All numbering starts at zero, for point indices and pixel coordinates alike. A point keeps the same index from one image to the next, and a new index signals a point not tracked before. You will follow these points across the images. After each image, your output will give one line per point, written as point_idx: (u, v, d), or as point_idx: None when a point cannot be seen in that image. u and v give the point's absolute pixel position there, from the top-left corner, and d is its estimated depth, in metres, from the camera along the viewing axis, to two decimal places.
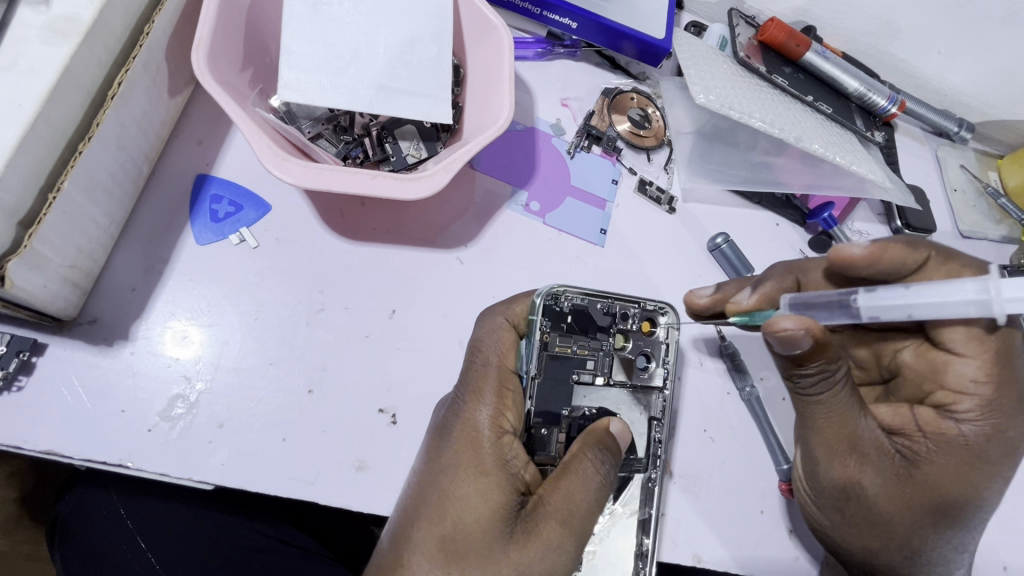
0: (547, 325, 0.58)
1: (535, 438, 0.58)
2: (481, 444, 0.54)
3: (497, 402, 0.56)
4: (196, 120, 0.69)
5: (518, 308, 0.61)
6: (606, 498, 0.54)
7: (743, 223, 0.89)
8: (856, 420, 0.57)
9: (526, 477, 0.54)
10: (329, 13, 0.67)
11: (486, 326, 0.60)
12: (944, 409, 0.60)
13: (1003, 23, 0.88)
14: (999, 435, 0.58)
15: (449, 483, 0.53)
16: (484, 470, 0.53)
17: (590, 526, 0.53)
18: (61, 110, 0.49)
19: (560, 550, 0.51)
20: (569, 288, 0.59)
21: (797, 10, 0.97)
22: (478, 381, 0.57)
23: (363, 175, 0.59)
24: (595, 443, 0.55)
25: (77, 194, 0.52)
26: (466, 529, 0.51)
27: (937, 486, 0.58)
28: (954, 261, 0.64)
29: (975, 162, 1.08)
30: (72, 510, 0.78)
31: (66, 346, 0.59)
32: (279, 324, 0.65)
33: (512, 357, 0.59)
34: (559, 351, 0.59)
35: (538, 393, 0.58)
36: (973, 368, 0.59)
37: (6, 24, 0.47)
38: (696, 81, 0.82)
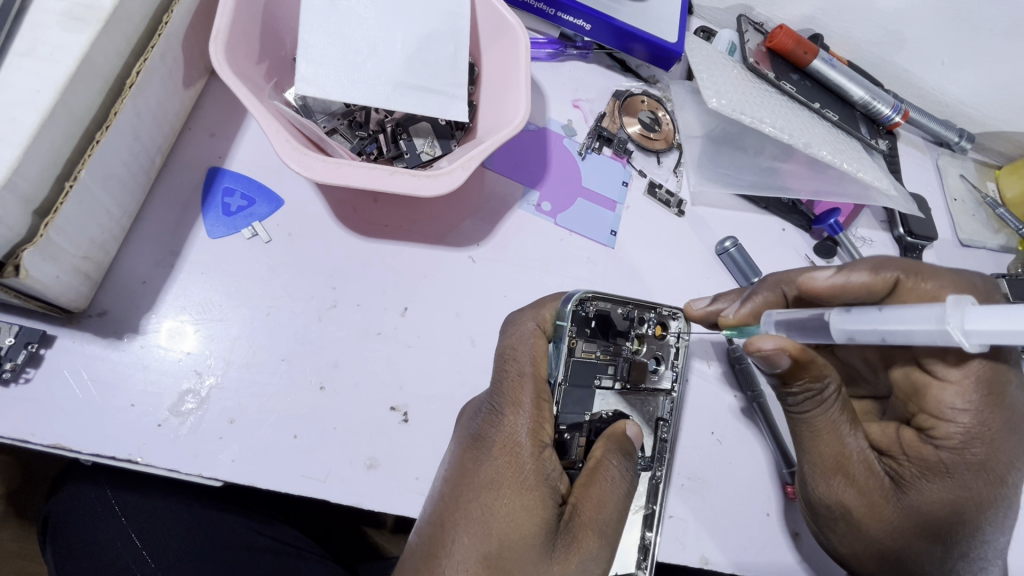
0: (572, 330, 0.58)
1: (557, 442, 0.58)
2: (522, 458, 0.53)
3: (536, 414, 0.54)
4: (209, 112, 0.68)
5: (546, 314, 0.61)
6: (631, 501, 0.55)
7: (750, 227, 0.90)
8: (847, 438, 0.58)
9: (563, 488, 0.54)
10: (346, 8, 0.67)
11: (517, 332, 0.60)
12: (925, 434, 0.59)
13: (1006, 35, 0.90)
14: (981, 462, 0.58)
15: (491, 500, 0.52)
16: (528, 486, 0.52)
17: (620, 531, 0.54)
18: (79, 99, 0.48)
19: (597, 559, 0.52)
20: (595, 294, 0.59)
21: (804, 18, 0.98)
22: (514, 392, 0.56)
23: (382, 172, 0.59)
24: (619, 449, 0.55)
25: (93, 183, 0.51)
26: (513, 548, 0.50)
27: (923, 508, 0.58)
28: (938, 280, 0.60)
29: (974, 172, 1.10)
30: (63, 507, 0.76)
31: (76, 338, 0.58)
32: (290, 320, 0.64)
33: (544, 364, 0.58)
34: (583, 356, 0.58)
35: (563, 399, 0.57)
36: (953, 394, 0.58)
37: (25, 9, 0.47)
38: (708, 85, 0.83)
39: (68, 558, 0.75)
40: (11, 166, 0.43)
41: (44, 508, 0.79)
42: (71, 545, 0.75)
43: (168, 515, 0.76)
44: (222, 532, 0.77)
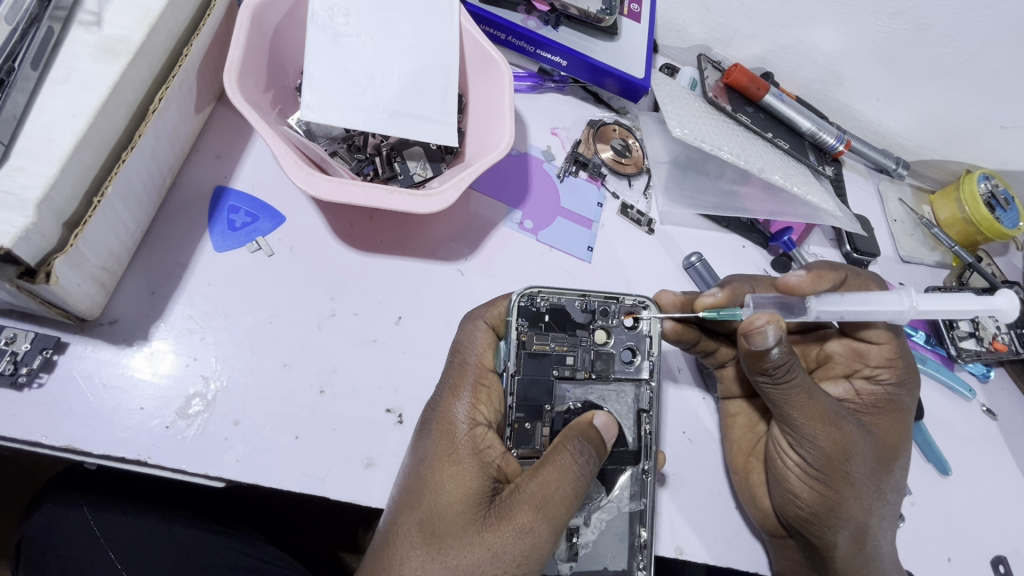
0: (524, 325, 0.66)
1: (522, 432, 0.64)
2: (456, 435, 0.59)
3: (473, 396, 0.62)
4: (215, 134, 0.74)
5: (496, 311, 0.68)
6: (583, 489, 0.56)
7: (714, 244, 0.99)
8: (819, 399, 0.68)
9: (501, 465, 0.59)
10: (347, 43, 0.73)
11: (466, 330, 0.67)
12: (871, 380, 0.77)
13: (929, 76, 1.03)
14: (908, 389, 0.77)
15: (428, 471, 0.58)
16: (459, 458, 0.58)
17: (564, 515, 0.55)
18: (109, 123, 0.53)
19: (533, 535, 0.54)
20: (544, 289, 0.66)
21: (756, 58, 1.11)
22: (456, 378, 0.64)
23: (381, 190, 0.65)
24: (579, 435, 0.58)
25: (115, 200, 0.56)
26: (442, 513, 0.55)
27: (883, 436, 0.74)
28: (857, 277, 0.84)
29: (911, 196, 1.22)
30: (40, 528, 0.77)
31: (89, 345, 0.62)
32: (292, 329, 0.68)
33: (491, 356, 0.66)
34: (536, 349, 0.66)
35: (518, 389, 0.64)
36: (884, 350, 0.77)
37: (61, 42, 0.52)
38: (673, 116, 0.92)
39: None
40: (48, 181, 0.48)
41: (19, 531, 0.79)
42: (49, 566, 0.75)
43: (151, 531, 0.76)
44: (203, 549, 0.78)
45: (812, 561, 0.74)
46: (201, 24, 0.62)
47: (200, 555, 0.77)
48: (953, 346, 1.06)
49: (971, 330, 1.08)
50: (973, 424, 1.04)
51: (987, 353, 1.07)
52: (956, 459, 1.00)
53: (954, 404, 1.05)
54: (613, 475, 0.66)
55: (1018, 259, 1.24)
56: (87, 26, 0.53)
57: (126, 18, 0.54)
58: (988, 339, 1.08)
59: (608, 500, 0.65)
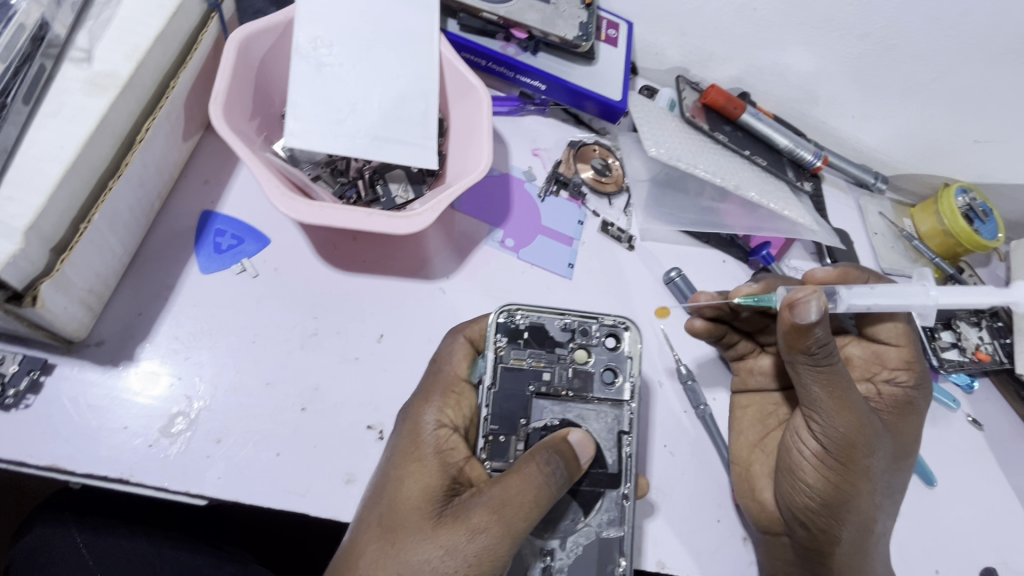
0: (502, 340, 0.68)
1: (496, 445, 0.65)
2: (422, 436, 0.62)
3: (442, 402, 0.66)
4: (203, 160, 0.76)
5: (475, 327, 0.71)
6: (547, 500, 0.57)
7: (695, 259, 1.01)
8: (846, 388, 0.71)
9: (466, 469, 0.61)
10: (330, 72, 0.76)
11: (446, 345, 0.70)
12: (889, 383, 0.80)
13: (901, 93, 1.06)
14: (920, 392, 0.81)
15: (392, 468, 0.61)
16: (422, 457, 0.61)
17: (522, 523, 0.55)
18: (97, 153, 0.56)
19: (486, 537, 0.54)
20: (523, 306, 0.69)
21: (733, 78, 1.14)
22: (430, 385, 0.67)
23: (361, 213, 0.67)
24: (551, 447, 0.59)
25: (102, 226, 0.58)
26: (398, 507, 0.58)
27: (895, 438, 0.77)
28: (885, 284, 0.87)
29: (891, 210, 1.25)
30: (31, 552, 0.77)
31: (75, 366, 0.63)
32: (275, 348, 0.70)
33: (466, 367, 0.69)
34: (513, 363, 0.68)
35: (493, 402, 0.66)
36: (900, 355, 0.80)
37: (52, 79, 0.55)
38: (649, 137, 0.96)
39: None
40: (37, 210, 0.50)
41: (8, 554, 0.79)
42: None
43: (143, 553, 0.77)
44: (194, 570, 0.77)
45: (804, 559, 0.78)
46: (188, 57, 0.65)
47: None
48: (935, 357, 1.07)
49: (954, 341, 1.10)
50: (959, 435, 1.05)
51: (970, 363, 1.08)
52: (942, 469, 1.01)
53: (938, 414, 1.06)
54: (592, 498, 0.66)
55: (1001, 270, 1.25)
56: (78, 63, 0.56)
57: (115, 54, 0.57)
58: (971, 349, 1.10)
59: (587, 524, 0.66)
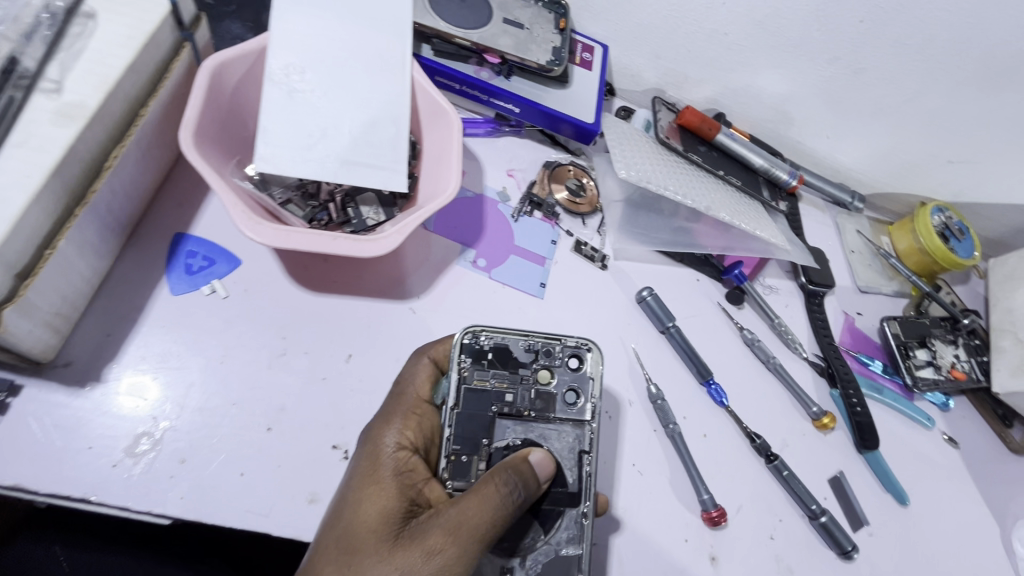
0: (467, 361, 0.69)
1: (458, 465, 0.66)
2: (382, 459, 0.62)
3: (403, 423, 0.65)
4: (177, 183, 0.78)
5: (440, 348, 0.72)
6: (504, 520, 0.57)
7: (668, 278, 1.03)
8: None
9: (425, 490, 0.62)
10: (302, 98, 0.78)
11: (410, 366, 0.71)
12: None
13: (872, 115, 1.08)
14: None
15: (351, 490, 0.61)
16: (381, 480, 0.61)
17: (478, 543, 0.56)
18: (63, 182, 0.57)
19: (442, 558, 0.55)
20: (488, 328, 0.71)
21: (709, 99, 1.16)
22: (392, 407, 0.67)
23: (327, 237, 0.69)
24: (509, 467, 0.59)
25: (69, 251, 0.60)
26: (356, 528, 0.58)
27: None
28: None
29: (868, 228, 1.26)
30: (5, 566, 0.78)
31: (42, 387, 0.65)
32: (244, 368, 0.72)
33: (428, 389, 0.70)
34: (476, 384, 0.69)
35: (455, 422, 0.67)
36: None
37: (21, 110, 0.57)
38: (620, 158, 0.97)
39: None
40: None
41: None
42: None
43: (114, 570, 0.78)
44: None
45: None
46: (159, 86, 0.67)
47: None
48: (909, 375, 1.08)
49: (929, 359, 1.10)
50: (934, 453, 1.05)
51: (945, 381, 1.09)
52: (916, 488, 1.01)
53: (913, 433, 1.06)
54: (552, 516, 0.67)
55: (980, 287, 1.26)
56: (47, 94, 0.58)
57: (84, 85, 0.59)
58: (946, 368, 1.10)
59: (546, 542, 0.67)
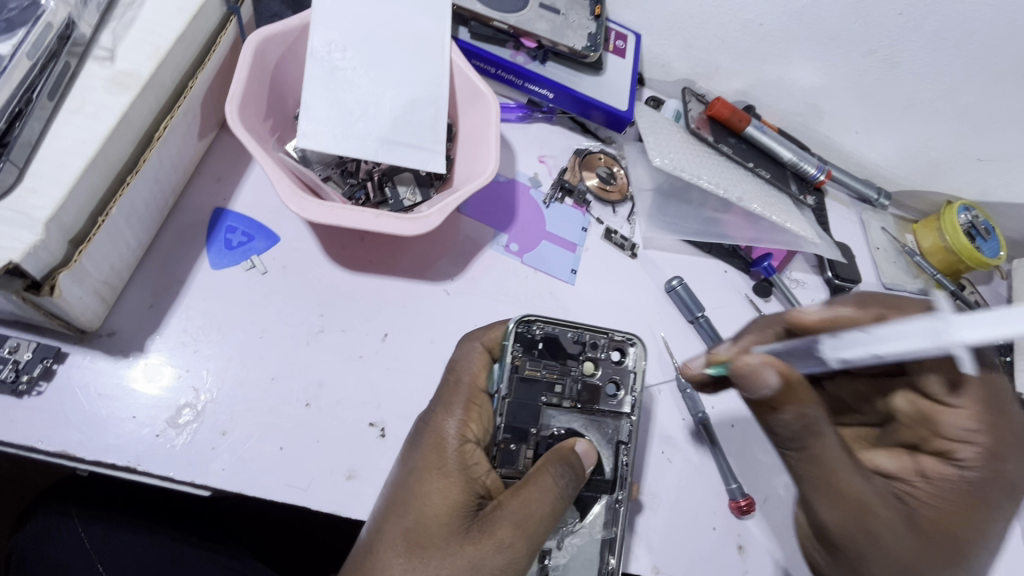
0: (519, 351, 0.67)
1: (506, 453, 0.65)
2: (445, 449, 0.60)
3: (465, 414, 0.63)
4: (216, 159, 0.78)
5: (493, 334, 0.69)
6: (562, 511, 0.58)
7: (696, 269, 1.02)
8: (857, 479, 0.59)
9: (486, 481, 0.60)
10: (344, 76, 0.78)
11: (463, 350, 0.68)
12: (946, 457, 0.64)
13: (904, 110, 1.08)
14: (999, 477, 0.62)
15: (414, 481, 0.59)
16: (449, 472, 0.59)
17: (544, 534, 0.57)
18: (116, 149, 0.57)
19: (513, 551, 0.56)
20: (540, 318, 0.68)
21: (739, 92, 1.16)
22: (449, 395, 0.65)
23: (369, 214, 0.69)
24: (559, 460, 0.60)
25: (120, 219, 0.60)
26: (427, 523, 0.56)
27: (943, 530, 0.61)
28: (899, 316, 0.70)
29: (894, 225, 1.25)
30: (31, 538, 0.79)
31: (87, 356, 0.65)
32: (282, 344, 0.72)
33: (484, 377, 0.67)
34: (529, 374, 0.67)
35: (508, 411, 0.65)
36: (964, 418, 0.63)
37: (76, 77, 0.57)
38: (654, 147, 0.98)
39: None
40: (58, 202, 0.52)
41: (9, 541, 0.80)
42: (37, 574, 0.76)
43: (139, 549, 0.78)
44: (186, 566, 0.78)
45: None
46: (206, 59, 0.67)
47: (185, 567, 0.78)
48: None
49: None
50: None
51: None
52: None
53: None
54: (587, 502, 0.68)
55: (1003, 288, 1.26)
56: (101, 61, 0.58)
57: (138, 54, 0.59)
58: None
59: (581, 526, 0.67)
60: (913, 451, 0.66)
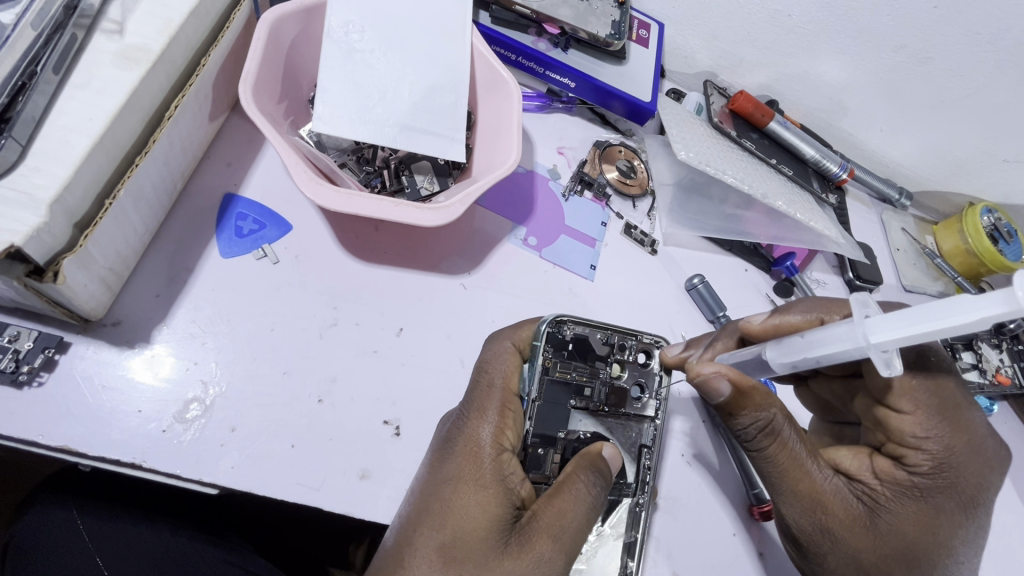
0: (549, 351, 0.63)
1: (534, 457, 0.62)
2: (481, 459, 0.57)
3: (499, 420, 0.59)
4: (227, 144, 0.75)
5: (523, 333, 0.66)
6: (594, 520, 0.57)
7: (716, 267, 0.99)
8: (811, 472, 0.62)
9: (522, 492, 0.57)
10: (361, 59, 0.74)
11: (493, 348, 0.65)
12: (898, 461, 0.65)
13: (932, 108, 1.03)
14: (948, 484, 0.64)
15: (447, 490, 0.56)
16: (484, 483, 0.56)
17: (579, 544, 0.56)
18: (125, 128, 0.54)
19: (551, 564, 0.54)
20: (571, 318, 0.64)
21: (762, 86, 1.12)
22: (482, 400, 0.61)
23: (388, 202, 0.66)
24: (590, 467, 0.58)
25: (127, 202, 0.57)
26: (466, 538, 0.54)
27: (898, 529, 0.63)
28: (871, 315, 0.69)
29: (914, 227, 1.22)
30: (25, 534, 0.75)
31: (91, 346, 0.62)
32: (294, 337, 0.69)
33: (516, 379, 0.63)
34: (559, 376, 0.63)
35: (537, 414, 0.62)
36: (913, 425, 0.64)
37: (82, 50, 0.53)
38: (678, 139, 0.94)
39: None
40: (62, 182, 0.48)
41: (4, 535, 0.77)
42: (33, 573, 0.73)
43: (139, 545, 0.75)
44: (191, 559, 0.76)
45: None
46: (219, 36, 0.64)
47: (188, 564, 0.75)
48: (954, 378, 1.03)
49: (975, 362, 1.06)
50: None
51: (989, 386, 1.05)
52: None
53: None
54: (610, 506, 0.66)
55: None
56: (108, 34, 0.55)
57: (148, 27, 0.56)
58: (992, 372, 1.06)
59: (603, 530, 0.65)
60: (873, 452, 0.67)
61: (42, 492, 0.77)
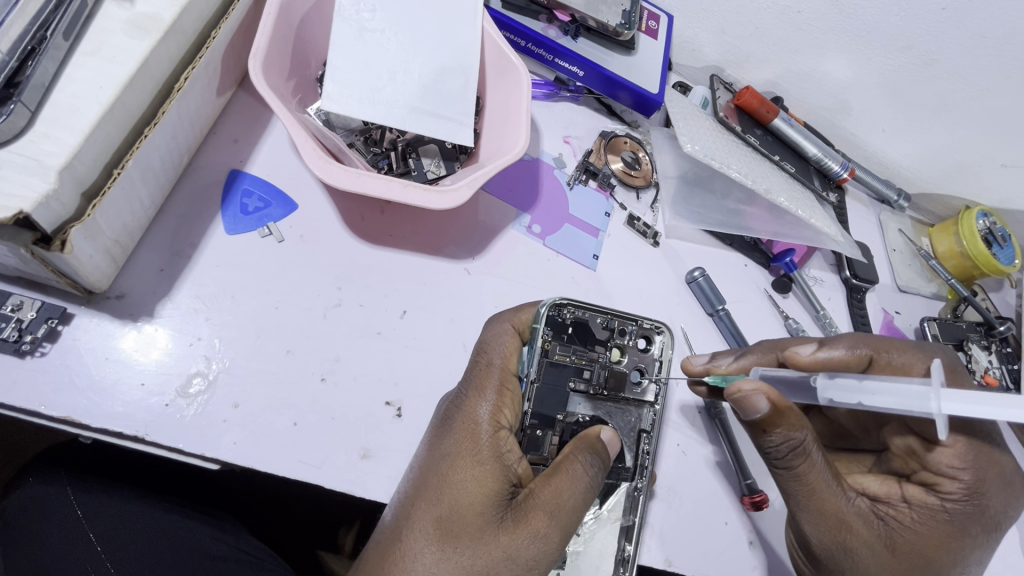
0: (548, 334, 0.64)
1: (532, 438, 0.63)
2: (479, 435, 0.58)
3: (497, 398, 0.60)
4: (233, 120, 0.74)
5: (523, 316, 0.66)
6: (591, 500, 0.57)
7: (716, 261, 1.00)
8: (836, 496, 0.63)
9: (518, 469, 0.58)
10: (372, 38, 0.74)
11: (493, 330, 0.65)
12: (930, 487, 0.67)
13: (935, 111, 1.04)
14: (980, 511, 0.66)
15: (444, 465, 0.57)
16: (481, 457, 0.57)
17: (575, 522, 0.56)
18: (135, 98, 0.54)
19: (547, 540, 0.54)
20: (570, 301, 0.65)
21: (768, 82, 1.12)
22: (481, 378, 0.62)
23: (396, 184, 0.65)
24: (588, 448, 0.59)
25: (135, 174, 0.56)
26: (461, 511, 0.54)
27: (924, 552, 0.64)
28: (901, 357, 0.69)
29: (911, 228, 1.23)
30: (17, 507, 0.74)
31: (94, 317, 0.61)
32: (297, 317, 0.68)
33: (515, 360, 0.63)
34: (558, 359, 0.64)
35: (536, 396, 0.63)
36: (950, 456, 0.66)
37: (93, 16, 0.52)
38: (685, 132, 0.93)
39: (19, 558, 0.72)
40: (72, 150, 0.48)
41: None
42: (23, 548, 0.72)
43: (133, 521, 0.74)
44: (184, 536, 0.76)
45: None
46: (229, 9, 0.63)
47: (182, 540, 0.75)
48: None
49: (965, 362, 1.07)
50: None
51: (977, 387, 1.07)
52: None
53: None
54: (608, 489, 0.67)
55: (1011, 296, 1.24)
56: (119, 2, 0.54)
57: None
58: (980, 372, 1.08)
59: (601, 512, 0.66)
60: (902, 480, 0.69)
61: (36, 467, 0.76)
